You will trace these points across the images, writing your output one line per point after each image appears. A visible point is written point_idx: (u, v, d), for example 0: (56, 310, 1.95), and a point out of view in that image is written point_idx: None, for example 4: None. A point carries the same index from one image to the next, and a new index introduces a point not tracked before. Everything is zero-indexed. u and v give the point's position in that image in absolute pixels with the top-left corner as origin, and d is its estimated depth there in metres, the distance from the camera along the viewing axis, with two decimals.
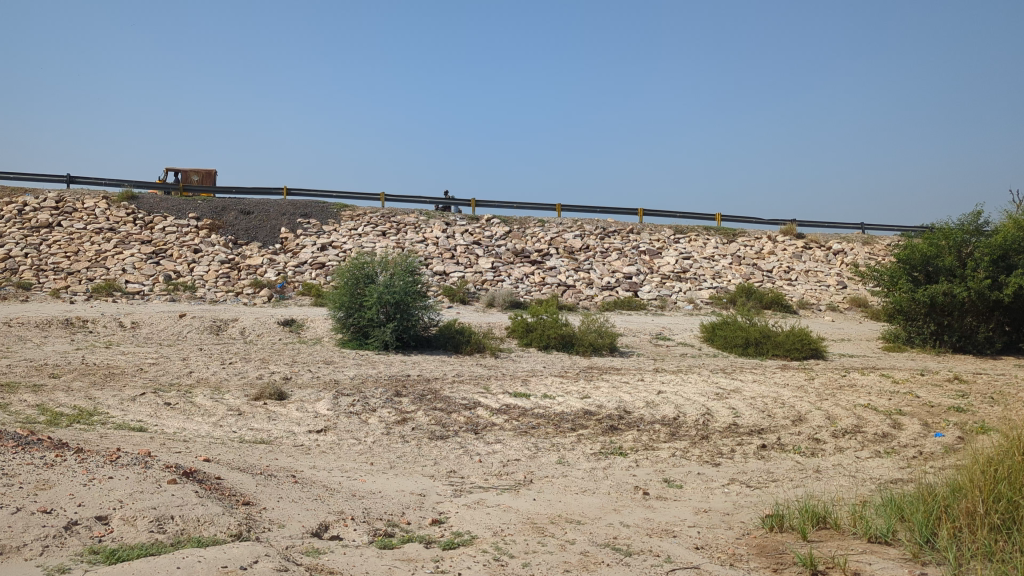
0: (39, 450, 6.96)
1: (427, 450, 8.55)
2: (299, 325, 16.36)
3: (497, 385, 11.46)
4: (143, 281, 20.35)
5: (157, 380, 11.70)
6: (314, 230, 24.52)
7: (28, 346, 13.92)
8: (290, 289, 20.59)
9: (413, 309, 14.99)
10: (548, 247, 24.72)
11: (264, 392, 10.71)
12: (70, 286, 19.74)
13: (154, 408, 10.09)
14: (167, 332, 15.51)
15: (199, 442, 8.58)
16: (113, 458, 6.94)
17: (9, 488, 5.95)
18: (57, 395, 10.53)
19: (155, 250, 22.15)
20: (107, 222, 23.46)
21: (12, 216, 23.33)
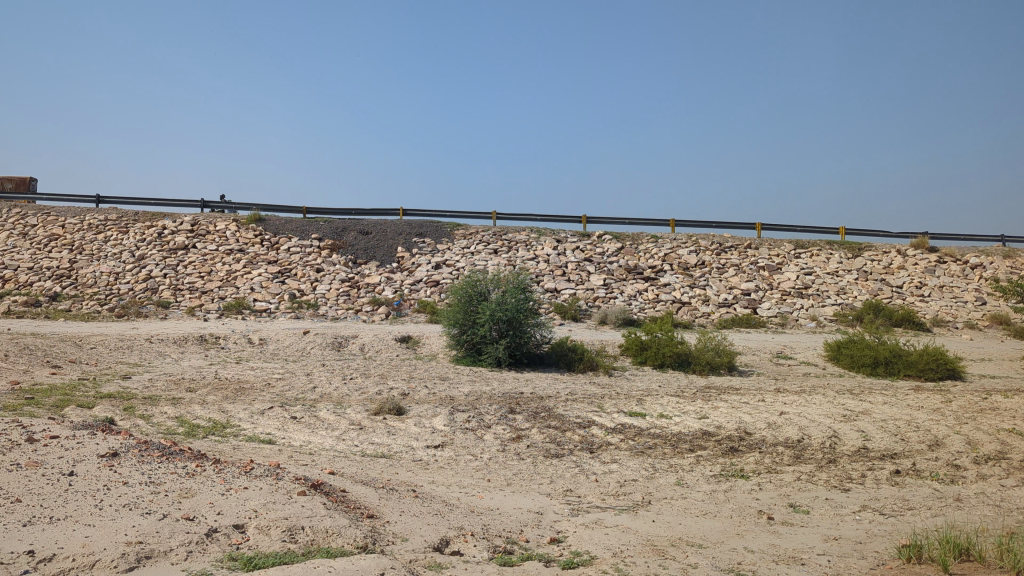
0: (181, 460, 7.41)
1: (544, 468, 8.57)
2: (415, 342, 16.75)
3: (612, 404, 11.37)
4: (270, 299, 21.34)
5: (283, 394, 12.23)
6: (429, 249, 25.09)
7: (167, 361, 14.84)
8: (407, 306, 21.13)
9: (526, 326, 15.09)
10: (661, 263, 24.43)
11: (383, 407, 11.00)
12: (204, 304, 20.93)
13: (281, 421, 10.54)
14: (291, 348, 16.20)
15: (324, 455, 8.90)
16: (247, 469, 7.29)
17: (156, 496, 6.36)
18: (193, 408, 11.16)
19: (281, 270, 23.21)
20: (237, 244, 24.77)
21: (153, 239, 24.98)
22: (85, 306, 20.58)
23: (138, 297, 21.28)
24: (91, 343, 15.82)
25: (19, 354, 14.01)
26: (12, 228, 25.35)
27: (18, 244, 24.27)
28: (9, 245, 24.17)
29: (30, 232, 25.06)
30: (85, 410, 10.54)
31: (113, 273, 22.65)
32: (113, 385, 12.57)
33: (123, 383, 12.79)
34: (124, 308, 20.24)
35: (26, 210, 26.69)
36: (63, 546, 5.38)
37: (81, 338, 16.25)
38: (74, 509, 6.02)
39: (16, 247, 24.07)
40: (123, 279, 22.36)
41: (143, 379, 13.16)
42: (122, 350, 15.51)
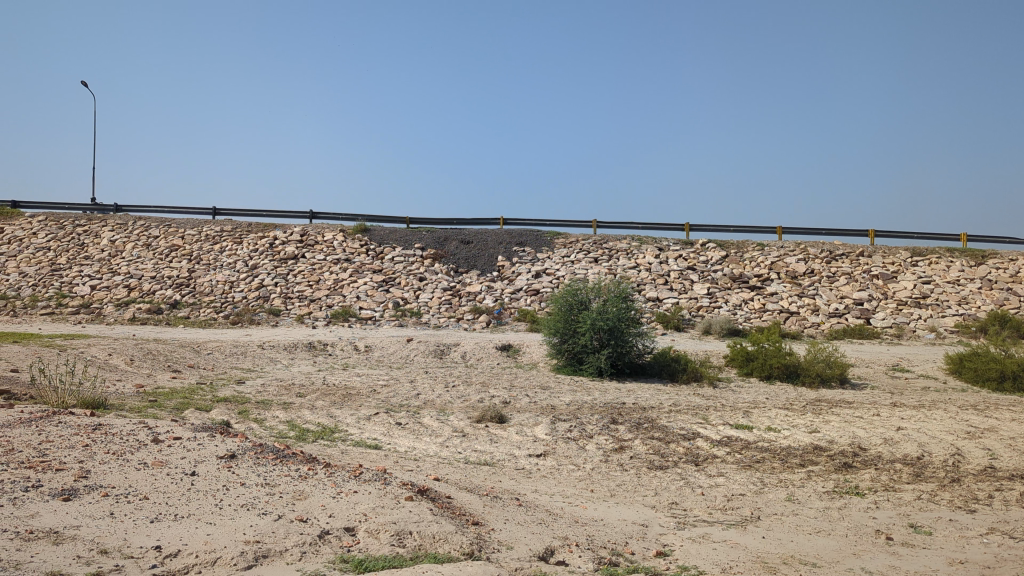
0: (294, 463, 7.68)
1: (648, 480, 8.45)
2: (516, 351, 16.85)
3: (717, 416, 11.13)
4: (374, 307, 21.90)
5: (389, 400, 12.51)
6: (529, 258, 25.21)
7: (278, 367, 15.43)
8: (507, 314, 21.30)
9: (628, 335, 14.93)
10: (767, 271, 23.78)
11: (485, 415, 11.11)
12: (313, 312, 21.67)
13: (387, 427, 10.77)
14: (396, 355, 16.57)
15: (429, 461, 9.04)
16: (356, 473, 7.49)
17: (271, 497, 6.61)
18: (304, 412, 11.55)
19: (385, 279, 23.78)
20: (343, 253, 25.55)
21: (264, 249, 26.05)
22: (203, 313, 21.65)
23: (251, 305, 22.21)
24: (208, 349, 16.61)
25: (144, 359, 14.84)
26: (136, 239, 26.91)
27: (142, 254, 25.74)
28: (135, 255, 25.67)
29: (153, 243, 26.54)
30: (204, 413, 11.06)
31: (228, 281, 23.72)
32: (229, 388, 13.16)
33: (238, 387, 13.37)
34: (238, 316, 21.18)
35: (149, 222, 28.29)
36: (187, 543, 5.65)
37: (200, 344, 17.07)
38: (196, 507, 6.33)
39: (140, 257, 25.53)
40: (237, 287, 23.40)
41: (256, 384, 13.72)
42: (237, 356, 16.22)
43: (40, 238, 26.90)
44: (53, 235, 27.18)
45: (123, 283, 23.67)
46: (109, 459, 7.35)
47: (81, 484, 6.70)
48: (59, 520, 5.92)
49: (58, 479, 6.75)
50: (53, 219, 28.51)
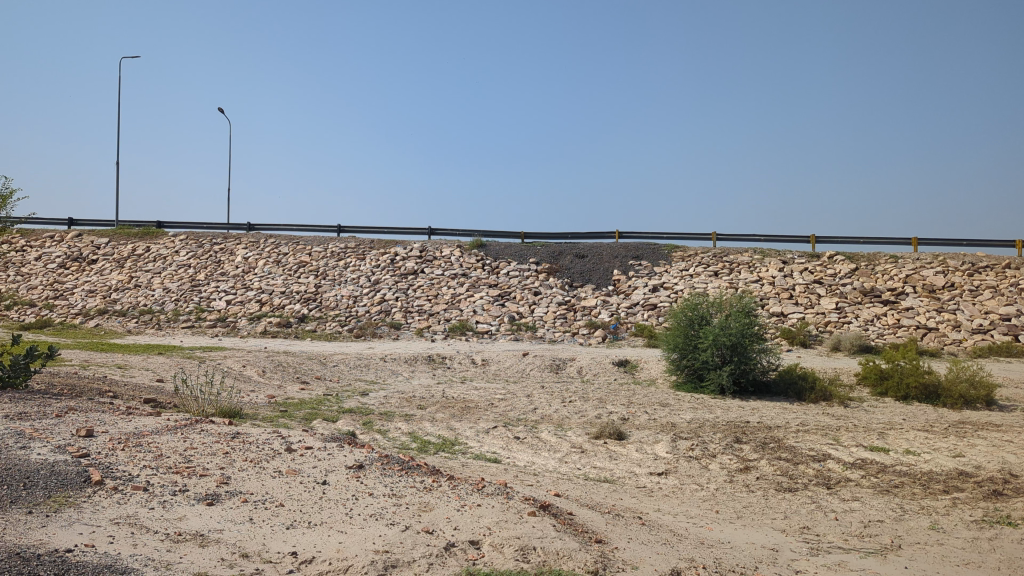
0: (419, 474, 7.84)
1: (776, 502, 8.15)
2: (634, 366, 16.64)
3: (850, 437, 10.62)
4: (491, 321, 22.18)
5: (507, 414, 12.60)
6: (646, 272, 24.90)
7: (400, 379, 15.84)
8: (624, 329, 21.12)
9: (752, 351, 14.48)
10: (902, 285, 22.61)
11: (604, 431, 11.00)
12: (431, 326, 22.16)
13: (506, 440, 10.84)
14: (513, 369, 16.70)
15: (549, 476, 9.02)
16: (479, 486, 7.56)
17: (398, 508, 6.76)
18: (425, 424, 11.78)
19: (501, 293, 24.05)
20: (461, 268, 26.00)
21: (386, 264, 26.84)
22: (329, 327, 22.50)
23: (373, 318, 22.93)
24: (334, 361, 17.22)
25: (275, 370, 15.55)
26: (267, 256, 28.28)
27: (273, 270, 27.02)
28: (266, 271, 26.98)
29: (282, 260, 27.82)
30: (331, 424, 11.45)
31: (352, 296, 24.58)
32: (354, 400, 13.59)
33: (363, 399, 13.78)
34: (362, 330, 21.92)
35: (279, 240, 29.67)
36: (321, 550, 5.85)
37: (326, 356, 17.72)
38: (328, 515, 6.55)
39: (270, 273, 26.81)
40: (360, 301, 24.19)
41: (379, 396, 14.09)
42: (360, 368, 16.76)
43: (181, 256, 28.68)
44: (192, 253, 28.92)
45: (255, 298, 24.91)
46: (247, 467, 7.72)
47: (223, 489, 7.06)
48: (203, 524, 6.25)
49: (202, 484, 7.14)
50: (193, 238, 30.33)
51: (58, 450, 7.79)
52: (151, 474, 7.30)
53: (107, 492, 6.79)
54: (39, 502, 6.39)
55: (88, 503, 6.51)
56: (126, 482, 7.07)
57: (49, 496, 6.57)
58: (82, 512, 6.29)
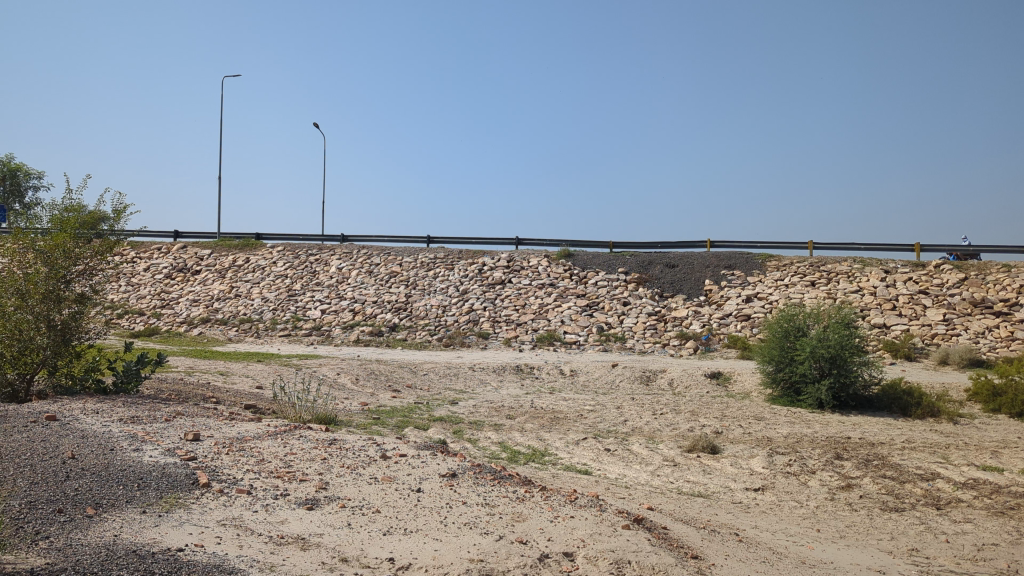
0: (511, 484, 7.86)
1: (881, 523, 7.82)
2: (726, 378, 16.29)
3: (961, 456, 10.11)
4: (579, 332, 22.12)
5: (597, 426, 12.51)
6: (738, 282, 24.37)
7: (488, 388, 15.94)
8: (716, 340, 20.73)
9: (853, 364, 13.94)
10: (1015, 295, 21.44)
11: (697, 445, 10.80)
12: (519, 336, 22.26)
13: (596, 452, 10.75)
14: (602, 380, 16.59)
15: (641, 489, 8.90)
16: (572, 498, 7.52)
17: (492, 517, 6.80)
18: (515, 434, 11.81)
19: (590, 303, 23.96)
20: (548, 278, 26.04)
21: (474, 275, 27.12)
22: (419, 336, 22.89)
23: (462, 328, 23.21)
24: (424, 370, 17.47)
25: (368, 378, 15.89)
26: (360, 266, 28.97)
27: (365, 280, 27.66)
28: (358, 281, 27.64)
29: (374, 270, 28.46)
30: (423, 431, 11.62)
31: (441, 305, 24.92)
32: (444, 409, 13.74)
33: (452, 408, 13.93)
34: (451, 339, 22.22)
35: (371, 251, 30.36)
36: (417, 557, 5.93)
37: (417, 365, 18.01)
38: (423, 523, 6.63)
39: (362, 283, 27.45)
40: (449, 311, 24.51)
41: (469, 405, 14.21)
42: (450, 376, 16.95)
43: (278, 266, 29.67)
44: (289, 264, 29.89)
45: (348, 307, 25.55)
46: (344, 473, 7.89)
47: (321, 494, 7.24)
48: (304, 528, 6.42)
49: (302, 489, 7.34)
50: (289, 249, 31.35)
51: (168, 453, 8.16)
52: (254, 478, 7.56)
53: (213, 495, 7.06)
54: (152, 502, 6.70)
55: (196, 504, 6.78)
56: (230, 485, 7.34)
57: (161, 496, 6.88)
58: (191, 513, 6.55)
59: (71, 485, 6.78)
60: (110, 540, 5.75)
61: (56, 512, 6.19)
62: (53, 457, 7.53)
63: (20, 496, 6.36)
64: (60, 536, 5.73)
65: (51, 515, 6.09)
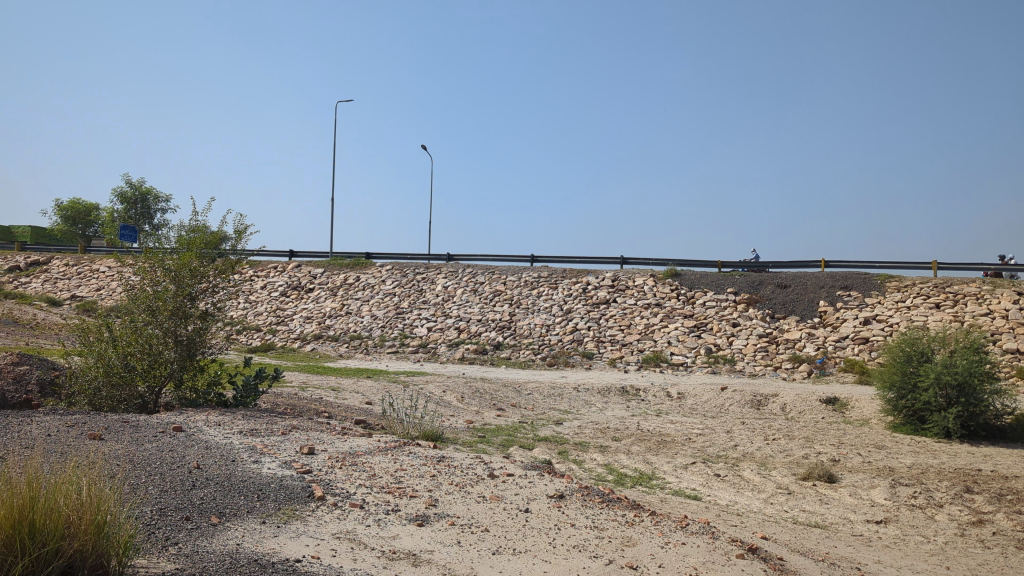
0: (620, 507, 7.75)
1: (1018, 562, 7.32)
2: (844, 404, 15.63)
3: None
4: (686, 353, 21.75)
5: (706, 450, 12.21)
6: (855, 303, 23.41)
7: (593, 409, 15.82)
8: (831, 364, 19.98)
9: (983, 392, 13.14)
10: None
11: (813, 473, 10.39)
12: (624, 356, 22.06)
13: (706, 477, 10.48)
14: (710, 403, 16.21)
15: (753, 517, 8.62)
16: (683, 524, 7.37)
17: (601, 540, 6.72)
18: (621, 457, 11.66)
19: (697, 324, 23.53)
20: (654, 298, 25.72)
21: (578, 294, 27.07)
22: (523, 355, 23.01)
23: (565, 347, 23.20)
24: (528, 389, 17.51)
25: (473, 397, 16.03)
26: (465, 285, 29.38)
27: (470, 299, 28.03)
28: (463, 300, 28.03)
29: (479, 289, 28.82)
30: (528, 451, 11.63)
31: (545, 325, 24.97)
32: (549, 429, 13.72)
33: (557, 428, 13.88)
34: (554, 359, 22.24)
35: (476, 270, 30.74)
36: None
37: (522, 384, 18.07)
38: (531, 543, 6.62)
39: (468, 301, 27.83)
40: (553, 330, 24.54)
41: (574, 426, 14.13)
42: (555, 396, 16.93)
43: (387, 285, 30.45)
44: (397, 282, 30.63)
45: (453, 325, 25.93)
46: (453, 491, 7.97)
47: (431, 511, 7.34)
48: (415, 544, 6.52)
49: (413, 505, 7.46)
50: (397, 268, 32.12)
51: (285, 465, 8.44)
52: (366, 493, 7.74)
53: (328, 508, 7.26)
54: (271, 513, 6.94)
55: (312, 516, 6.99)
56: (344, 498, 7.53)
57: (279, 508, 7.13)
58: (307, 525, 6.76)
59: (197, 494, 7.11)
60: (233, 549, 6.00)
61: (184, 519, 6.49)
62: (181, 466, 7.92)
63: (152, 502, 6.71)
64: (188, 542, 6.01)
65: (179, 522, 6.40)
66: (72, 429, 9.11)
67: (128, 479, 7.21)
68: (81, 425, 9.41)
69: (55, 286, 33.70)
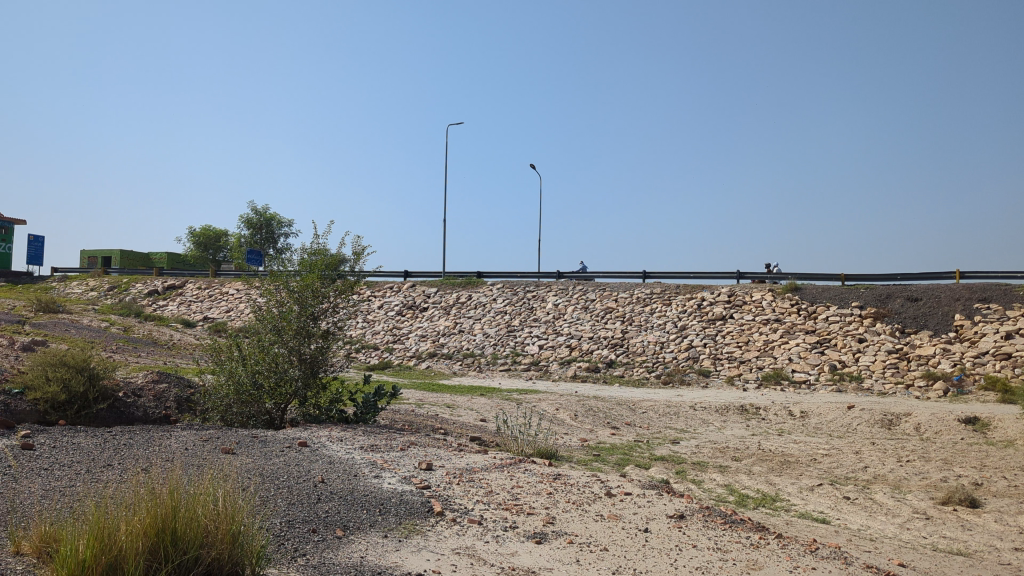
0: (744, 529, 7.50)
1: None
2: (985, 424, 14.62)
3: None
4: (809, 370, 20.95)
5: (833, 471, 11.67)
6: (995, 316, 21.94)
7: (711, 428, 15.41)
8: (969, 382, 18.76)
9: None
10: None
11: (953, 497, 9.75)
12: (743, 374, 21.46)
13: (834, 500, 10.00)
14: (836, 423, 15.51)
15: (888, 543, 8.15)
16: (812, 548, 7.06)
17: (725, 563, 6.50)
18: (743, 477, 11.28)
19: (820, 339, 22.62)
20: (773, 314, 24.92)
21: (693, 310, 26.54)
22: (636, 373, 22.75)
23: (681, 365, 22.77)
24: (643, 408, 17.23)
25: (587, 415, 15.91)
26: (576, 302, 29.32)
27: (581, 316, 27.95)
28: (575, 317, 27.98)
29: (591, 306, 28.69)
30: (645, 470, 11.42)
31: (659, 342, 24.60)
32: (665, 448, 13.45)
33: (674, 447, 13.59)
34: (669, 376, 21.86)
35: (587, 287, 30.63)
36: None
37: (636, 402, 17.82)
38: (652, 563, 6.47)
39: (579, 319, 27.74)
40: (668, 348, 24.13)
41: (691, 445, 13.80)
42: (670, 415, 16.60)
43: (498, 303, 30.76)
44: (508, 300, 30.89)
45: (565, 343, 25.88)
46: (570, 509, 7.91)
47: (549, 529, 7.30)
48: (534, 561, 6.49)
49: (530, 522, 7.44)
50: (509, 286, 32.39)
51: (405, 481, 8.61)
52: (484, 509, 7.78)
53: (447, 523, 7.33)
54: (392, 527, 7.08)
55: (432, 531, 7.08)
56: (463, 514, 7.59)
57: (400, 522, 7.25)
58: (427, 540, 6.85)
59: (322, 507, 7.33)
60: (357, 561, 6.13)
61: (311, 531, 6.70)
62: (307, 480, 8.20)
63: (281, 514, 6.96)
64: (315, 554, 6.19)
65: (306, 534, 6.61)
66: (207, 443, 9.60)
67: (259, 492, 7.51)
68: (214, 440, 9.88)
69: (189, 308, 35.77)
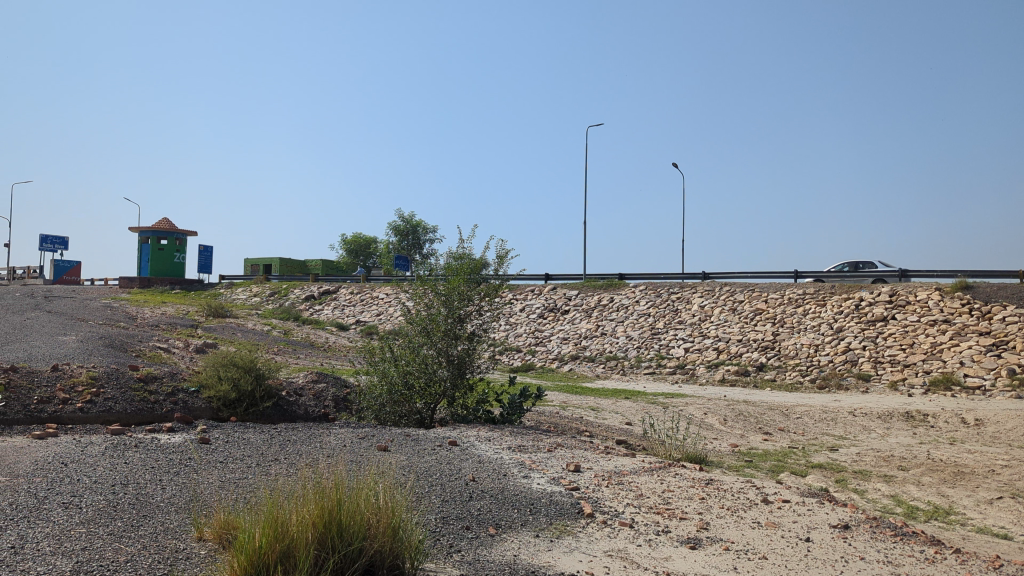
0: (917, 542, 7.03)
1: None
2: None
3: None
4: (983, 375, 19.44)
5: (1015, 484, 10.73)
6: None
7: (874, 436, 14.55)
8: None
9: None
10: None
11: None
12: (908, 379, 20.20)
13: (1017, 515, 9.20)
14: (1017, 432, 14.26)
15: None
16: (996, 565, 6.54)
17: None
18: (911, 488, 10.57)
19: (995, 341, 20.94)
20: (941, 314, 23.29)
21: (850, 311, 25.21)
22: (789, 377, 21.89)
23: (837, 369, 21.72)
24: (798, 413, 16.51)
25: (737, 420, 15.42)
26: (723, 304, 28.53)
27: (729, 318, 27.17)
28: (722, 319, 27.24)
29: (738, 308, 27.83)
30: (802, 478, 10.93)
31: (813, 344, 23.54)
32: (824, 455, 12.81)
33: (833, 455, 12.93)
34: (825, 381, 20.90)
35: (734, 287, 29.74)
36: None
37: (790, 408, 17.08)
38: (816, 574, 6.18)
39: (726, 321, 26.97)
40: (822, 351, 23.06)
41: (852, 453, 13.09)
42: (828, 421, 15.80)
43: (642, 305, 30.38)
44: (652, 302, 30.47)
45: (712, 346, 25.24)
46: (725, 515, 7.68)
47: (703, 534, 7.11)
48: (689, 566, 6.34)
49: (684, 527, 7.28)
50: (652, 288, 31.93)
51: (554, 482, 8.63)
52: (635, 513, 7.67)
53: (598, 525, 7.29)
54: (543, 527, 7.10)
55: (583, 533, 7.05)
56: (614, 517, 7.53)
57: (551, 522, 7.28)
58: (579, 541, 6.83)
59: (474, 505, 7.47)
60: (511, 559, 6.20)
61: (465, 528, 6.83)
62: (458, 478, 8.38)
63: (436, 511, 7.14)
64: (469, 550, 6.31)
65: (461, 531, 6.74)
66: (364, 441, 10.00)
67: (414, 488, 7.74)
68: (370, 437, 10.28)
69: (343, 312, 37.48)
